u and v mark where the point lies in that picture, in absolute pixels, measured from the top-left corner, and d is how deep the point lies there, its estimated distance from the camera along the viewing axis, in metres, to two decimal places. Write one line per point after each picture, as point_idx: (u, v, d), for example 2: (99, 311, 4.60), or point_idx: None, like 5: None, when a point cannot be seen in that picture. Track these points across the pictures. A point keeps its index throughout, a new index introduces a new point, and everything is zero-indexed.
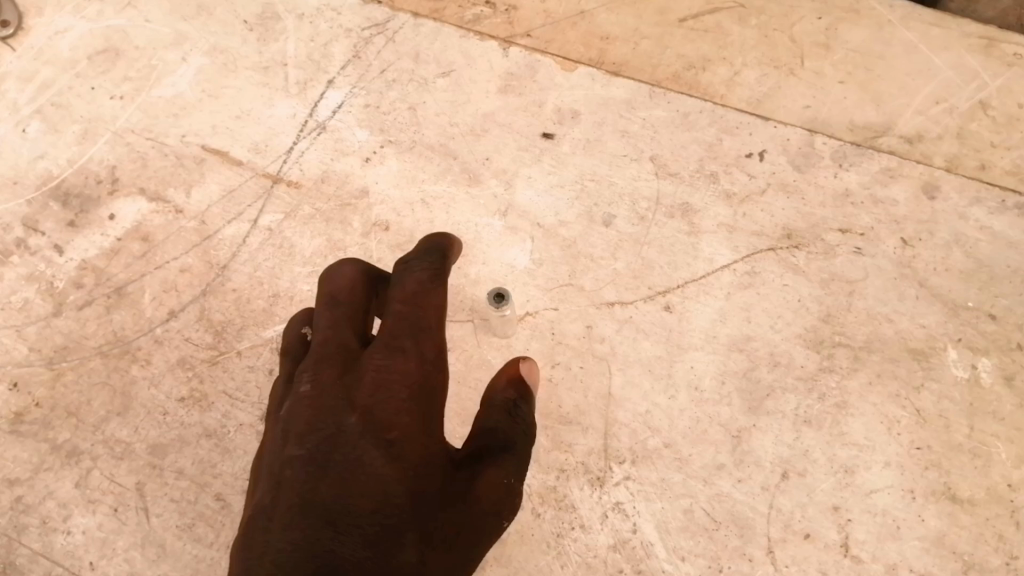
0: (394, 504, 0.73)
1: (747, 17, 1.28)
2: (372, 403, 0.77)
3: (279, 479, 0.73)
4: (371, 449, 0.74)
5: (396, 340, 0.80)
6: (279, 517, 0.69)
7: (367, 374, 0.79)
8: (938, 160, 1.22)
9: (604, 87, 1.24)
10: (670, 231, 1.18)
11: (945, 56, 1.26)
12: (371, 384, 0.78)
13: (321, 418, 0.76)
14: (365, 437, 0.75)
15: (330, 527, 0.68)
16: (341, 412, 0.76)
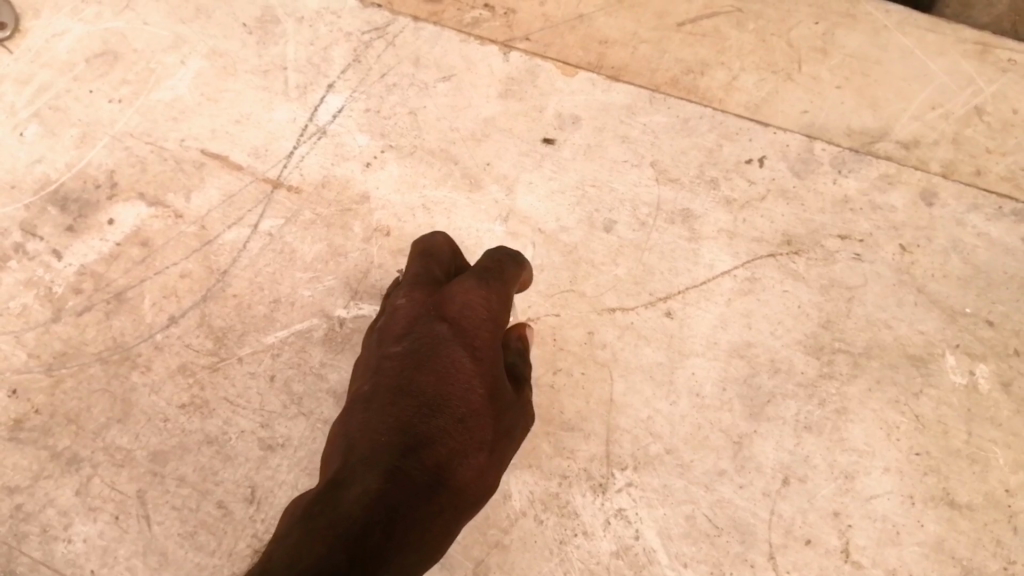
0: (475, 394, 0.79)
1: (745, 22, 1.28)
2: (460, 315, 0.84)
3: (378, 370, 0.81)
4: (453, 366, 0.80)
5: (480, 282, 0.88)
6: (379, 398, 0.77)
7: (449, 304, 0.85)
8: (934, 166, 1.22)
9: (604, 93, 1.24)
10: (671, 237, 1.18)
11: (941, 61, 1.27)
12: (455, 312, 0.84)
13: (410, 337, 0.83)
14: (454, 341, 0.82)
15: (426, 408, 0.75)
16: (432, 320, 0.84)
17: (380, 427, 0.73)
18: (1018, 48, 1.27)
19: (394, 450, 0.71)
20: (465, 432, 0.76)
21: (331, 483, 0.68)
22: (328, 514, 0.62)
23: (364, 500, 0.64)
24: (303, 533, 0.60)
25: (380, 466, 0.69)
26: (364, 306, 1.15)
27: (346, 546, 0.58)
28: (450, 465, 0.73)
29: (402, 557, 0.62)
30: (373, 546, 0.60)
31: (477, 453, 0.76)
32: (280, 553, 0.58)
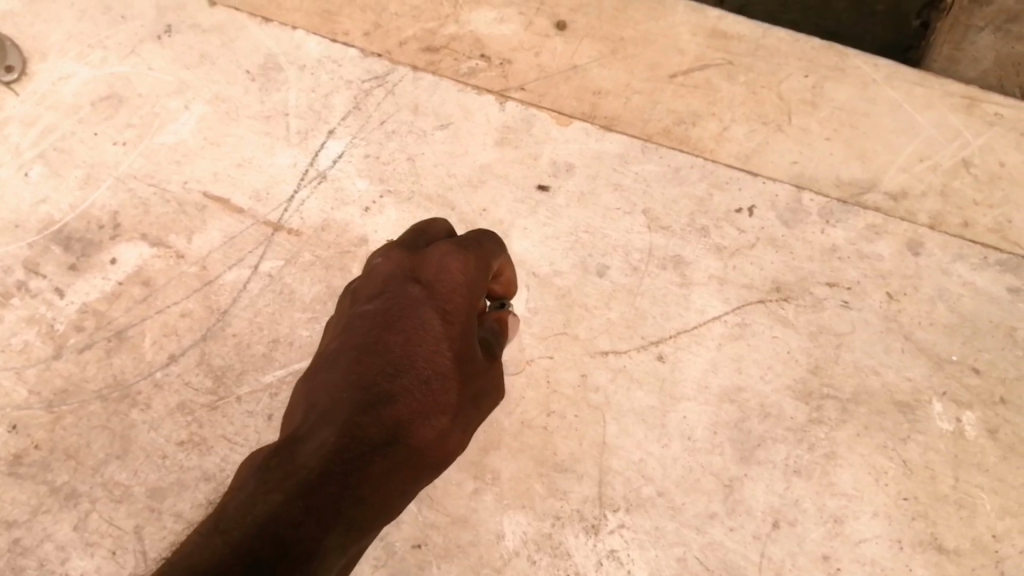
0: (442, 358, 0.86)
1: (735, 75, 1.31)
2: (434, 278, 0.89)
3: (350, 327, 0.89)
4: (421, 328, 0.86)
5: (460, 247, 0.91)
6: (346, 355, 0.86)
7: (424, 266, 0.90)
8: (922, 217, 1.25)
9: (598, 142, 1.27)
10: (663, 282, 1.21)
11: (928, 115, 1.30)
12: (430, 275, 0.89)
13: (381, 297, 0.90)
14: (426, 304, 0.87)
15: (391, 368, 0.84)
16: (405, 282, 0.90)
17: (340, 383, 0.83)
18: (1005, 101, 1.30)
19: (351, 410, 0.81)
20: (428, 393, 0.85)
21: (291, 436, 0.79)
22: (286, 465, 0.75)
23: (318, 455, 0.76)
24: (264, 480, 0.74)
25: (338, 420, 0.79)
26: None
27: (298, 499, 0.72)
28: (409, 425, 0.82)
29: (352, 510, 0.75)
30: (322, 498, 0.73)
31: (440, 415, 0.85)
32: (251, 490, 0.73)
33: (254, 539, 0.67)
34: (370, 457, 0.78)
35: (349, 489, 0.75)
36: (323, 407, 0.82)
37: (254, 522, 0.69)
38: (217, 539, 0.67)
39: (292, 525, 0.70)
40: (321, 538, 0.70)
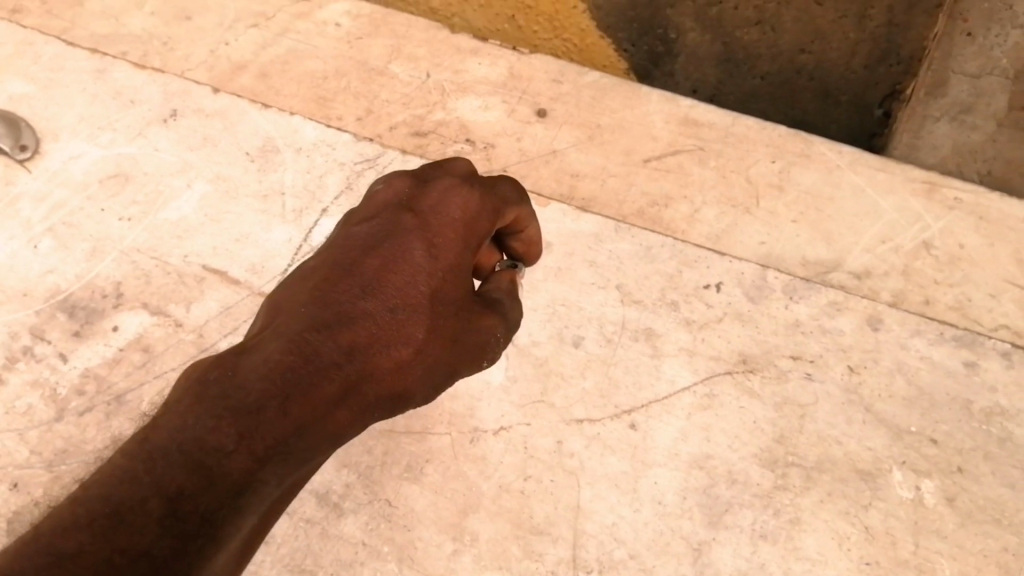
0: (417, 291, 0.88)
1: (705, 159, 1.44)
2: (429, 210, 0.90)
3: (334, 242, 0.90)
4: (402, 256, 0.88)
5: (467, 184, 0.91)
6: (320, 271, 0.87)
7: (423, 199, 0.91)
8: (884, 295, 1.34)
9: (574, 222, 1.38)
10: (635, 353, 1.28)
11: (890, 199, 1.41)
12: (425, 206, 0.90)
13: (372, 219, 0.90)
14: (413, 235, 0.89)
15: (361, 291, 0.86)
16: (400, 210, 0.90)
17: (308, 296, 0.85)
18: (964, 187, 1.41)
19: (312, 324, 0.84)
20: (392, 323, 0.87)
21: (253, 337, 0.84)
22: (230, 377, 0.80)
23: (268, 366, 0.81)
24: (202, 390, 0.79)
25: (293, 333, 0.83)
26: None
27: (231, 423, 0.78)
28: (367, 352, 0.86)
29: (294, 431, 0.81)
30: (255, 421, 0.79)
31: (403, 347, 0.87)
32: (187, 403, 0.78)
33: (176, 472, 0.74)
34: (320, 375, 0.83)
35: (295, 403, 0.81)
36: (287, 316, 0.85)
37: (179, 448, 0.75)
38: (141, 468, 0.74)
39: (218, 457, 0.76)
40: (252, 468, 0.78)
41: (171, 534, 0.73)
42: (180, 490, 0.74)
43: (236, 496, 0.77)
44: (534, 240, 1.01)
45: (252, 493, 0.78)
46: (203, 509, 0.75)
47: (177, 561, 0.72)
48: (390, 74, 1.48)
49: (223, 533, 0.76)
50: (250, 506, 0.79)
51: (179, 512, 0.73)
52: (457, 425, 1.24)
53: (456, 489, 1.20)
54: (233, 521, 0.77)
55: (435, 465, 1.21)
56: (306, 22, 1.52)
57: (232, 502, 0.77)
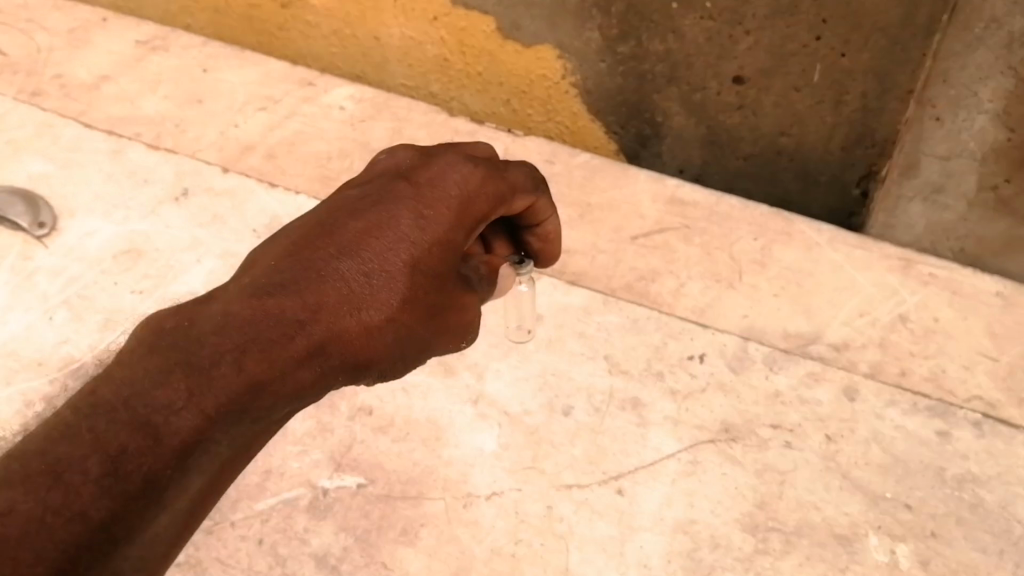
0: (396, 259, 0.98)
1: (691, 237, 1.59)
2: (425, 185, 1.02)
3: (332, 207, 1.02)
4: (390, 222, 0.99)
5: (467, 168, 1.04)
6: (312, 232, 0.99)
7: (422, 173, 1.03)
8: (863, 366, 1.42)
9: (564, 295, 1.48)
10: (622, 421, 1.34)
11: (867, 274, 1.54)
12: (423, 180, 1.02)
13: (371, 189, 1.03)
14: (404, 206, 1.00)
15: (342, 255, 0.97)
16: (399, 182, 1.03)
17: (297, 250, 0.97)
18: (939, 265, 1.55)
19: (293, 276, 0.95)
20: (367, 289, 0.96)
21: (240, 283, 0.95)
22: (200, 326, 0.91)
23: (243, 314, 0.91)
24: (161, 343, 0.90)
25: (269, 287, 0.94)
26: (346, 477, 1.30)
27: (182, 380, 0.87)
28: (339, 315, 0.95)
29: (247, 385, 0.89)
30: (209, 373, 0.88)
31: (375, 313, 0.96)
32: (148, 357, 0.89)
33: (120, 435, 0.84)
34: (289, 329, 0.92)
35: (255, 355, 0.90)
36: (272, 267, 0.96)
37: (127, 405, 0.85)
38: (90, 433, 0.84)
39: (164, 416, 0.85)
40: (201, 426, 0.86)
41: (108, 497, 0.81)
42: (122, 449, 0.83)
43: (182, 456, 0.85)
44: (558, 237, 1.23)
45: (199, 452, 0.87)
46: (144, 469, 0.83)
47: (115, 522, 0.82)
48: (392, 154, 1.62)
49: (163, 493, 0.84)
50: (196, 465, 0.87)
51: (119, 473, 0.82)
52: (452, 489, 1.28)
53: (449, 552, 1.23)
54: (177, 481, 0.85)
55: (428, 529, 1.25)
56: (311, 105, 1.67)
57: (176, 462, 0.85)
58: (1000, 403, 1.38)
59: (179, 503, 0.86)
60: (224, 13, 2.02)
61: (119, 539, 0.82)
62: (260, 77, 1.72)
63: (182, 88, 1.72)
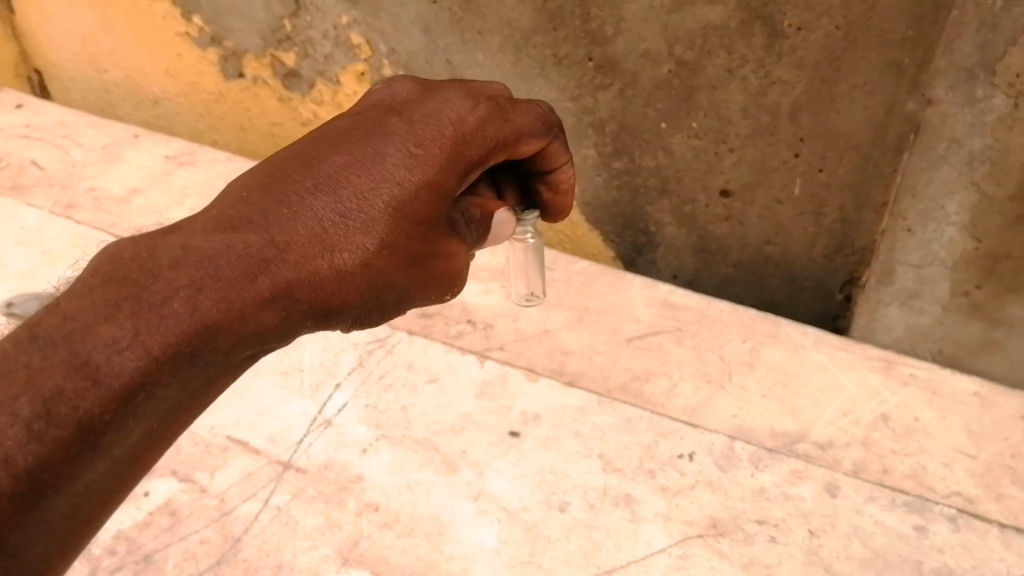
0: (375, 198, 1.08)
1: (682, 339, 1.69)
2: (416, 124, 1.13)
3: (323, 138, 1.14)
4: (376, 158, 1.10)
5: (465, 105, 1.15)
6: (296, 166, 1.10)
7: (415, 112, 1.14)
8: (846, 463, 1.49)
9: (561, 395, 1.57)
10: (616, 517, 1.40)
11: (851, 375, 1.63)
12: (415, 119, 1.13)
13: (364, 124, 1.15)
14: (392, 145, 1.11)
15: (319, 192, 1.07)
16: (392, 119, 1.14)
17: (278, 183, 1.08)
18: (917, 365, 1.64)
19: (267, 211, 1.05)
20: (341, 229, 1.07)
21: (218, 212, 1.06)
22: (163, 257, 1.00)
23: (210, 247, 1.01)
24: (121, 270, 0.98)
25: (245, 220, 1.05)
26: (352, 570, 1.34)
27: (132, 315, 0.94)
28: (309, 254, 1.05)
29: (204, 319, 0.97)
30: (159, 301, 0.96)
31: (349, 254, 1.07)
32: (100, 290, 0.96)
33: (57, 375, 0.89)
34: (254, 266, 1.02)
35: (213, 291, 0.99)
36: (250, 199, 1.07)
37: (67, 342, 0.91)
38: (26, 372, 0.89)
39: (106, 356, 0.91)
40: (146, 366, 0.93)
41: (38, 442, 0.87)
42: (59, 390, 0.89)
43: (123, 399, 0.92)
44: (570, 189, 1.33)
45: (140, 396, 0.93)
46: (80, 412, 0.89)
47: (44, 470, 0.87)
48: None
49: (95, 442, 0.90)
50: (138, 410, 0.93)
51: (50, 419, 0.88)
52: None
53: None
54: (115, 426, 0.91)
55: None
56: None
57: (116, 405, 0.91)
58: (978, 498, 1.44)
59: (116, 449, 0.93)
60: (249, 129, 2.18)
61: (48, 487, 0.88)
62: None
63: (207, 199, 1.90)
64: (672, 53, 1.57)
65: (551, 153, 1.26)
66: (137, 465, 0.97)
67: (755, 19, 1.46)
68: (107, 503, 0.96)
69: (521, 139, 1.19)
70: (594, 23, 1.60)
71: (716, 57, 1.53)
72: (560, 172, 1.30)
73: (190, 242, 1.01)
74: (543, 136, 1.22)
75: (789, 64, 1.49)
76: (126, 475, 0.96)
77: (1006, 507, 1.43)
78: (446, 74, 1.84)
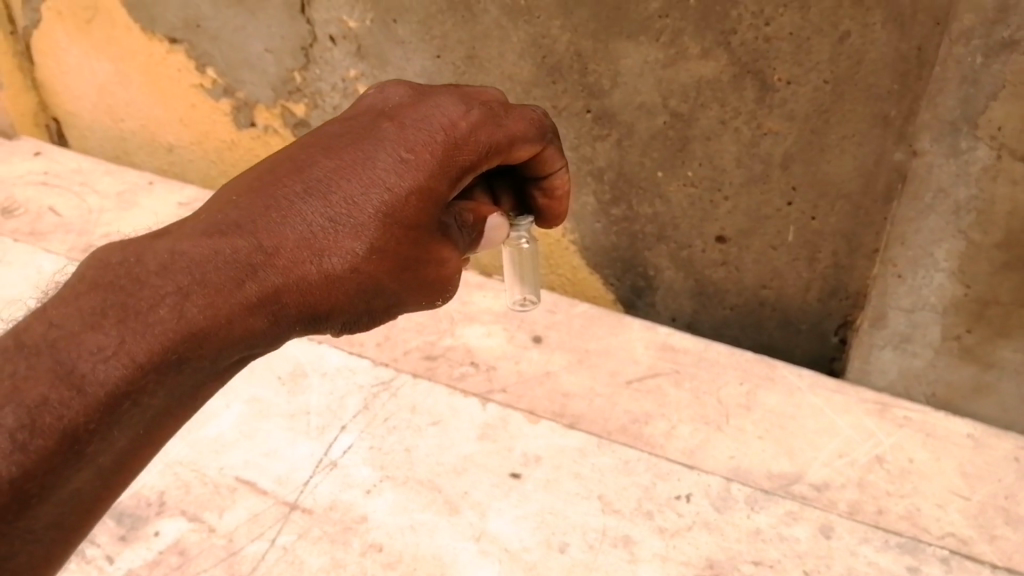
0: (367, 202, 1.06)
1: (681, 382, 1.73)
2: (407, 128, 1.11)
3: (313, 141, 1.12)
4: (366, 161, 1.08)
5: (456, 110, 1.14)
6: (284, 169, 1.08)
7: (406, 115, 1.13)
8: (842, 504, 1.52)
9: (561, 437, 1.60)
10: (614, 558, 1.43)
11: (846, 417, 1.66)
12: (406, 123, 1.12)
13: (355, 128, 1.13)
14: (383, 149, 1.09)
15: (308, 195, 1.05)
16: (383, 123, 1.12)
17: (266, 185, 1.06)
18: (911, 408, 1.67)
19: (255, 215, 1.03)
20: (330, 233, 1.04)
21: (206, 216, 1.04)
22: (149, 262, 0.98)
23: (197, 252, 0.99)
24: (107, 276, 0.97)
25: (231, 223, 1.02)
26: None
27: (117, 323, 0.93)
28: (298, 258, 1.03)
29: (188, 324, 0.95)
30: (143, 308, 0.94)
31: (338, 258, 1.04)
32: (86, 295, 0.95)
33: (42, 385, 0.88)
34: (242, 271, 1.00)
35: (199, 297, 0.97)
36: (239, 203, 1.05)
37: (51, 351, 0.90)
38: (12, 380, 0.88)
39: (91, 364, 0.90)
40: (131, 374, 0.91)
41: (23, 453, 0.86)
42: (44, 400, 0.88)
43: (108, 410, 0.90)
44: (564, 195, 1.33)
45: (125, 405, 0.91)
46: (64, 422, 0.88)
47: (28, 481, 0.86)
48: None
49: (81, 452, 0.89)
50: (124, 419, 0.92)
51: (35, 428, 0.87)
52: None
53: None
54: (101, 436, 0.90)
55: None
56: None
57: (101, 415, 0.90)
58: (972, 539, 1.47)
59: (101, 460, 0.91)
60: None
61: (32, 497, 0.87)
62: None
63: None
64: (667, 105, 1.63)
65: (546, 158, 1.26)
66: (124, 475, 0.94)
67: (746, 73, 1.52)
68: (93, 514, 0.93)
69: (514, 144, 1.18)
70: (592, 76, 1.67)
71: (710, 109, 1.60)
72: (555, 178, 1.30)
73: (176, 247, 1.00)
74: (537, 142, 1.22)
75: (781, 116, 1.55)
76: (111, 485, 0.94)
77: (999, 548, 1.45)
78: None
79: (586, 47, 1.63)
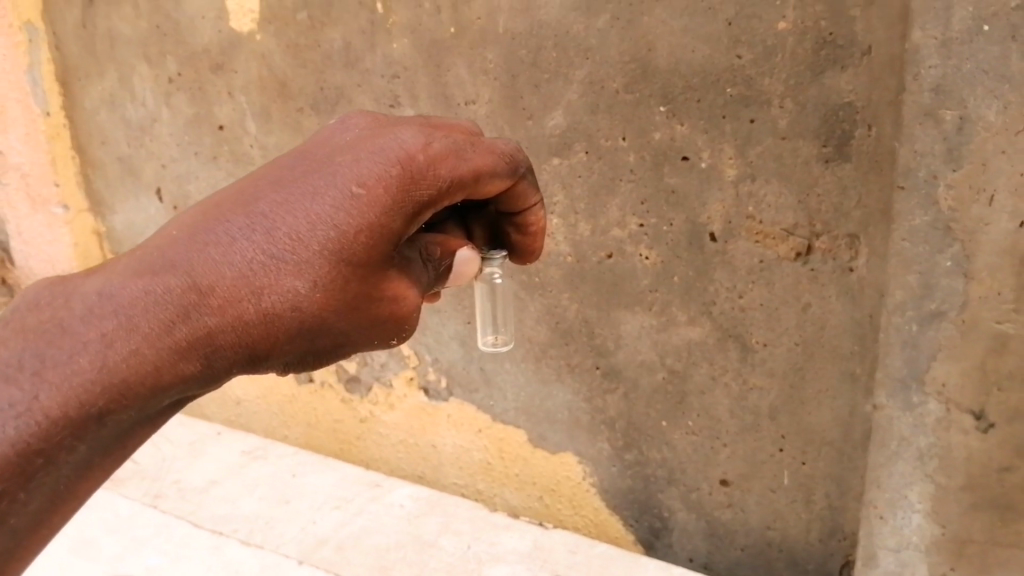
0: (311, 242, 1.10)
1: None
2: (361, 163, 1.16)
3: (264, 173, 1.18)
4: (312, 197, 1.13)
5: (411, 145, 1.19)
6: (230, 207, 1.13)
7: (359, 149, 1.18)
8: None
9: None
10: None
11: None
12: (358, 156, 1.17)
13: (310, 159, 1.19)
14: (333, 187, 1.13)
15: (250, 236, 1.10)
16: (338, 157, 1.17)
17: (208, 222, 1.11)
18: None
19: (193, 255, 1.09)
20: (272, 273, 1.09)
21: (146, 255, 1.10)
22: (78, 307, 1.05)
23: (128, 295, 1.05)
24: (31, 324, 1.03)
25: (166, 266, 1.08)
26: None
27: (34, 376, 0.99)
28: (236, 301, 1.08)
29: (109, 370, 1.01)
30: (60, 360, 1.00)
31: (278, 299, 1.09)
32: (13, 341, 1.02)
33: None
34: (174, 315, 1.06)
35: (125, 344, 1.03)
36: (179, 241, 1.11)
37: None
38: None
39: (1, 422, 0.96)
40: (43, 431, 0.98)
41: None
42: None
43: (19, 467, 0.97)
44: (540, 229, 1.44)
45: (39, 461, 0.98)
46: None
47: None
48: (440, 544, 2.07)
49: None
50: (36, 477, 0.99)
51: None
52: None
53: None
54: (7, 497, 0.97)
55: None
56: (376, 504, 2.20)
57: (13, 473, 0.97)
58: None
59: (12, 520, 0.99)
60: (316, 423, 2.55)
61: None
62: (338, 483, 2.28)
63: (274, 491, 2.27)
64: (664, 363, 1.86)
65: (521, 192, 1.36)
66: (41, 532, 1.03)
67: (729, 336, 1.75)
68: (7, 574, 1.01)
69: (480, 178, 1.25)
70: (599, 338, 1.92)
71: (701, 366, 1.82)
72: (529, 213, 1.40)
73: (107, 290, 1.06)
74: (508, 176, 1.30)
75: (763, 372, 1.76)
76: (30, 542, 1.02)
77: None
78: (480, 378, 2.18)
79: (591, 314, 1.91)
